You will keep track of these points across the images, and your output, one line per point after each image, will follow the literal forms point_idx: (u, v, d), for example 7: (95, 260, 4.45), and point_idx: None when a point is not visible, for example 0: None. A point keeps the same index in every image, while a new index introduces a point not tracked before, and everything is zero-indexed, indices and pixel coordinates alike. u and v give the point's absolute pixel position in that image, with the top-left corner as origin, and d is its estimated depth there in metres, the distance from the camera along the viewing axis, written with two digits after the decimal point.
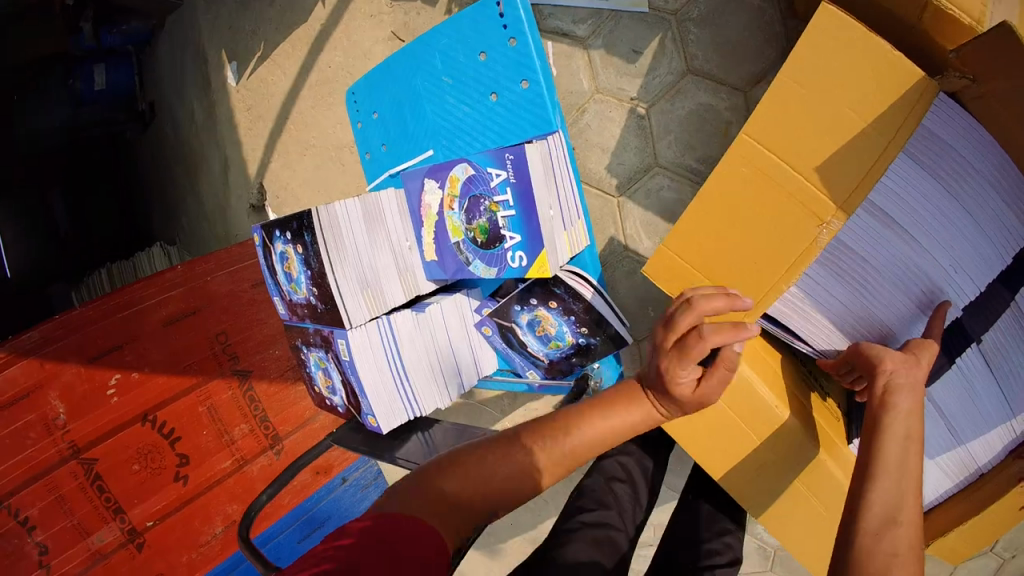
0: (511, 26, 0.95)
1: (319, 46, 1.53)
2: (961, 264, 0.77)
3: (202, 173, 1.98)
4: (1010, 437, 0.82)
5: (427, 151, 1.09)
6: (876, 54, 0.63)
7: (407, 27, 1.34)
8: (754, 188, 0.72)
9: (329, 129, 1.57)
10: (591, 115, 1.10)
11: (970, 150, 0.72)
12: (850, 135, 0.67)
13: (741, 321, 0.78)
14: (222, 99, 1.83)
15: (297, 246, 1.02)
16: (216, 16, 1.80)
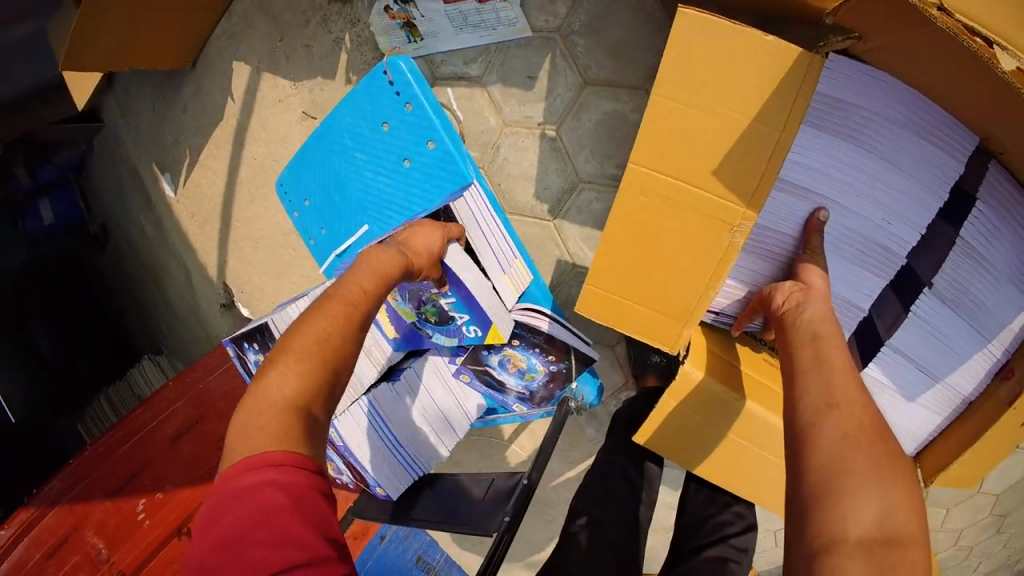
0: (403, 92, 1.01)
1: (240, 143, 1.64)
2: (900, 217, 0.78)
3: (168, 283, 2.03)
4: (989, 362, 0.82)
5: (362, 226, 1.12)
6: (744, 55, 0.69)
7: (315, 104, 1.44)
8: (656, 209, 0.80)
9: (271, 219, 1.67)
10: (505, 150, 1.14)
11: (877, 105, 0.74)
12: (735, 139, 0.73)
13: (680, 331, 0.86)
14: (166, 210, 1.88)
15: (267, 354, 1.05)
16: (137, 133, 1.84)
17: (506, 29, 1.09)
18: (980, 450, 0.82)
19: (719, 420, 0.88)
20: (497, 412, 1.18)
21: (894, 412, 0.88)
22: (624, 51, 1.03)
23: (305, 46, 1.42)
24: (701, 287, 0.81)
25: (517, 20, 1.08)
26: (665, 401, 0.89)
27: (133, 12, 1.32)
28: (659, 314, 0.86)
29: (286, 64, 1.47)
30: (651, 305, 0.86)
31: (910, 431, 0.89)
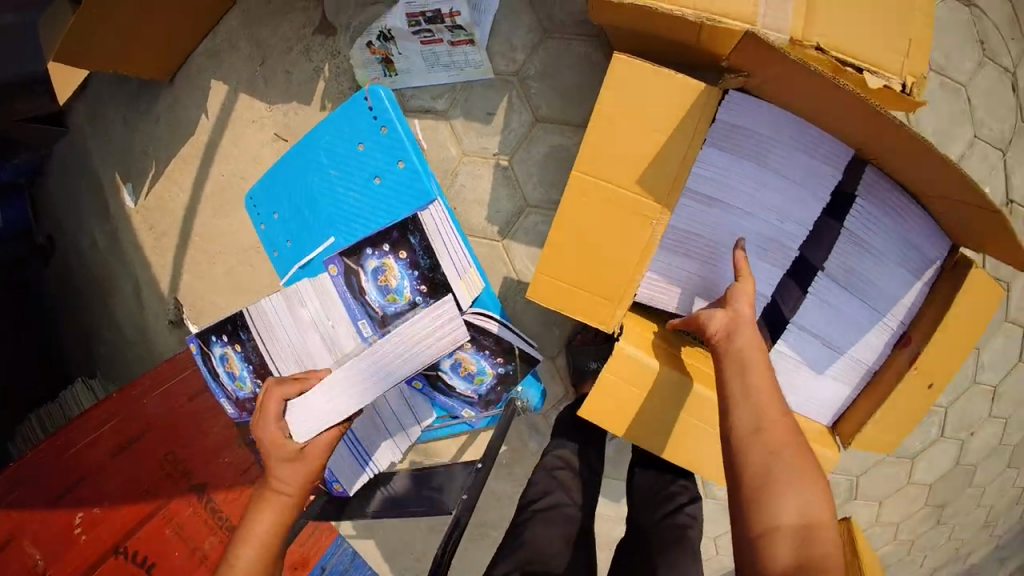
0: (380, 116, 1.11)
1: (209, 160, 1.69)
2: (789, 217, 1.00)
3: (114, 297, 1.98)
4: (879, 332, 1.04)
5: (329, 238, 1.19)
6: (663, 82, 0.88)
7: (288, 126, 1.53)
8: (595, 205, 0.95)
9: (233, 234, 1.71)
10: (463, 176, 1.25)
11: (765, 127, 0.97)
12: (656, 149, 0.91)
13: (614, 313, 0.99)
14: (123, 221, 1.88)
15: (232, 345, 1.13)
16: (104, 142, 1.87)
17: (472, 70, 1.21)
18: (886, 415, 1.03)
19: (665, 401, 1.01)
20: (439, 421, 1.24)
21: (815, 385, 1.07)
22: (582, 96, 1.17)
23: (286, 73, 1.52)
24: (631, 273, 0.97)
25: (482, 62, 1.20)
26: (611, 379, 1.01)
27: (137, 13, 1.42)
28: (597, 298, 1.00)
29: (265, 87, 1.55)
30: (590, 289, 0.99)
31: (829, 400, 1.09)
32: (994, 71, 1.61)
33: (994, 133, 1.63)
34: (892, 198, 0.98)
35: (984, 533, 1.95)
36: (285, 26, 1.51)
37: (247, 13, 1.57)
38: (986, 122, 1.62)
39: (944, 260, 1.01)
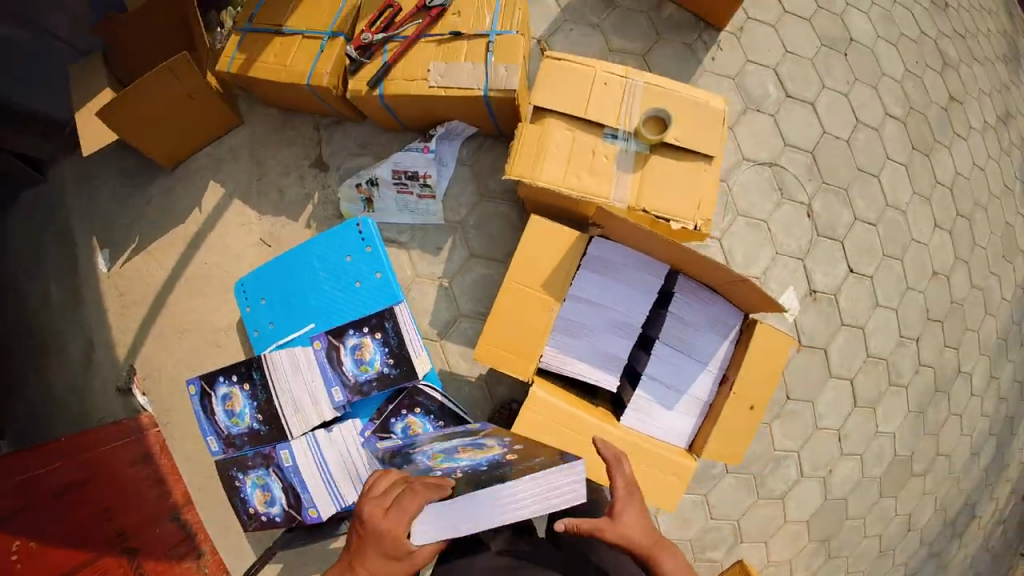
0: (367, 243, 1.77)
1: (195, 247, 2.32)
2: (633, 308, 1.72)
3: (62, 355, 2.56)
4: (703, 376, 1.76)
5: (320, 321, 1.80)
6: (553, 236, 1.66)
7: (275, 235, 1.95)
8: (517, 301, 1.68)
9: (209, 315, 2.34)
10: (416, 291, 1.84)
11: (617, 256, 1.71)
12: (548, 271, 1.67)
13: (528, 366, 1.70)
14: (93, 283, 2.50)
15: (240, 388, 1.78)
16: (89, 218, 2.52)
17: (430, 215, 1.87)
18: (721, 429, 1.72)
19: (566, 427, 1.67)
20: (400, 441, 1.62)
21: (673, 416, 1.76)
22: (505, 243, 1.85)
23: (280, 192, 1.96)
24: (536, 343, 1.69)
25: (436, 212, 1.84)
26: (529, 411, 1.65)
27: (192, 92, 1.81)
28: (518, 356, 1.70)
29: (258, 199, 1.97)
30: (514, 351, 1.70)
31: (684, 425, 1.78)
32: (791, 209, 2.36)
33: (792, 249, 2.36)
34: (697, 294, 1.73)
35: (864, 542, 2.63)
36: (285, 156, 1.97)
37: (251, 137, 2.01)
38: (785, 243, 2.35)
39: (739, 325, 1.75)
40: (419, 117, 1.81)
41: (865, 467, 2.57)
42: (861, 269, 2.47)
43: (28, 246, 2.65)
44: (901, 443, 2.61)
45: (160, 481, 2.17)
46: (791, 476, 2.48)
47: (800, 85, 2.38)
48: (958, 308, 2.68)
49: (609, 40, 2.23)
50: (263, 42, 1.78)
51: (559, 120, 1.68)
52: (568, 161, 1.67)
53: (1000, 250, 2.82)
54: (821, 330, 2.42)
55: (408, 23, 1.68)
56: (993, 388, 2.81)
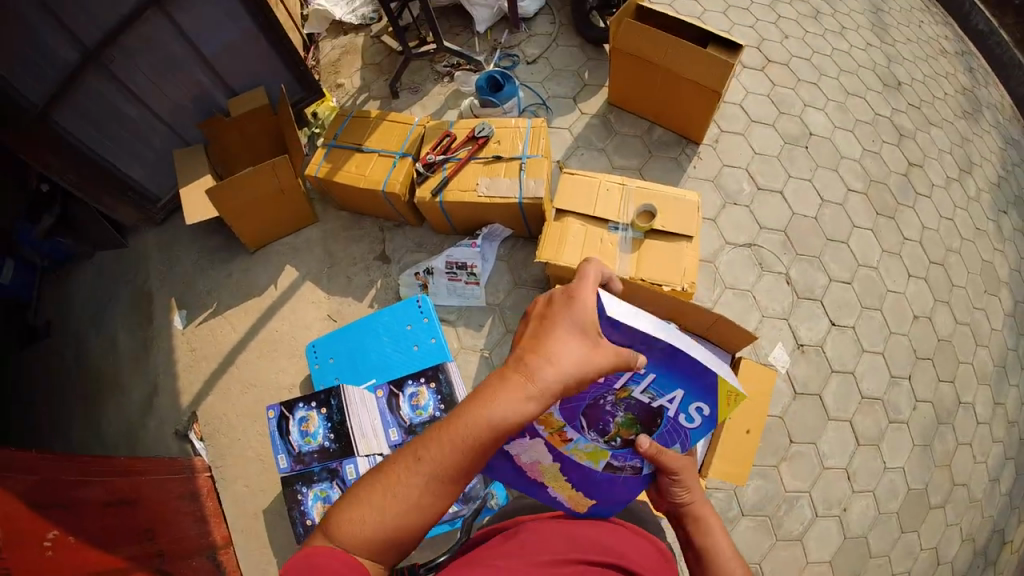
0: (425, 311, 2.28)
1: (268, 317, 2.83)
2: None
3: (124, 398, 2.89)
4: None
5: (377, 373, 2.24)
6: None
7: (340, 310, 2.71)
8: None
9: (272, 374, 2.75)
10: (461, 359, 2.32)
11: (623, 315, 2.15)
12: None
13: None
14: (168, 337, 2.93)
15: (318, 410, 2.14)
16: (171, 284, 3.04)
17: (473, 298, 2.40)
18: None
19: None
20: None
21: None
22: None
23: (349, 277, 2.75)
24: None
25: (479, 296, 2.38)
26: None
27: (286, 185, 2.66)
28: None
29: (328, 281, 2.77)
30: None
31: None
32: (772, 279, 2.79)
33: (775, 310, 2.77)
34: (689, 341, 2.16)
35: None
36: (354, 250, 2.80)
37: (325, 232, 2.89)
38: (769, 306, 2.77)
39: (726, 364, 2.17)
40: (468, 221, 2.37)
41: (880, 502, 2.68)
42: (842, 321, 2.83)
43: (103, 306, 3.08)
44: (912, 476, 2.74)
45: (201, 519, 2.40)
46: (806, 516, 2.62)
47: (770, 179, 2.93)
48: (947, 344, 2.95)
49: (613, 158, 2.85)
50: (347, 156, 2.49)
51: (575, 218, 2.11)
52: (582, 245, 2.07)
53: (982, 286, 3.13)
54: (812, 377, 2.75)
55: (460, 149, 2.23)
56: (999, 414, 2.95)
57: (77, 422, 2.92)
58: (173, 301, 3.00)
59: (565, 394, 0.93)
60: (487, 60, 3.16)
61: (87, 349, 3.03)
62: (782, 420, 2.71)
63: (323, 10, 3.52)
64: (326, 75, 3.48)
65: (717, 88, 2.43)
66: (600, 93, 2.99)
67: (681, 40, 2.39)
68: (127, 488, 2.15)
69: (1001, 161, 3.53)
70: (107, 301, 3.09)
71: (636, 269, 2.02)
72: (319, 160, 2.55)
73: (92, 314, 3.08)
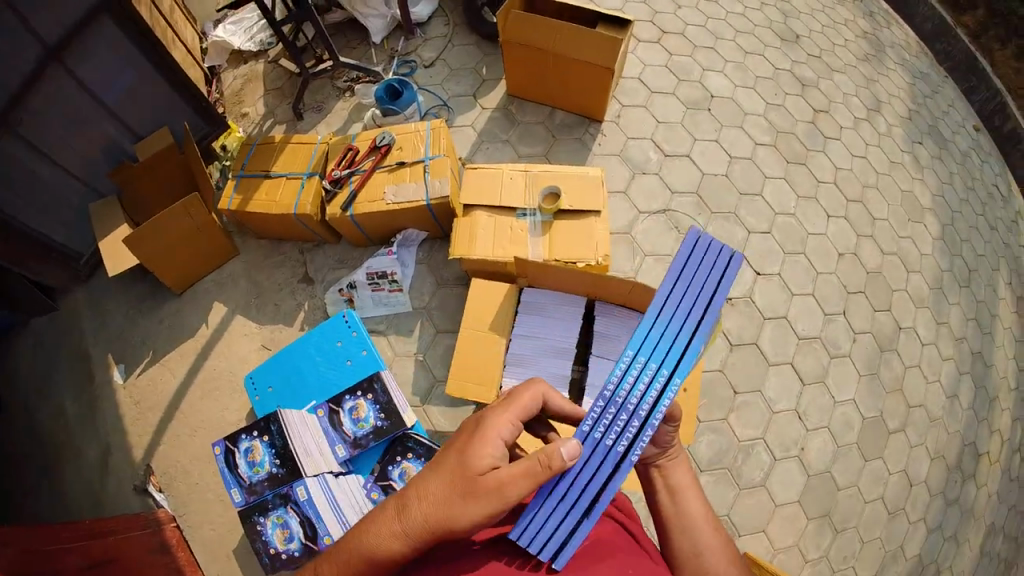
0: (353, 325, 2.29)
1: (204, 357, 2.76)
2: (563, 334, 2.24)
3: (73, 463, 2.77)
4: None
5: (317, 393, 2.27)
6: (490, 289, 2.26)
7: (273, 338, 2.67)
8: (472, 340, 2.22)
9: (218, 414, 2.69)
10: (399, 367, 2.37)
11: (541, 298, 2.28)
12: (494, 315, 2.23)
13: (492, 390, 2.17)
14: (107, 393, 2.83)
15: (260, 439, 2.13)
16: (102, 339, 2.93)
17: (400, 305, 2.45)
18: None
19: None
20: (635, 365, 1.26)
21: None
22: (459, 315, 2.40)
23: (276, 304, 2.71)
24: (494, 373, 2.19)
25: (405, 303, 2.44)
26: None
27: (201, 222, 2.60)
28: (484, 385, 2.18)
29: (257, 312, 2.73)
30: (481, 382, 2.17)
31: None
32: None
33: None
34: (613, 312, 2.23)
35: (869, 509, 2.80)
36: (276, 277, 2.76)
37: (247, 264, 2.83)
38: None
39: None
40: (382, 228, 2.42)
41: (837, 436, 2.86)
42: (767, 270, 2.98)
43: (38, 374, 2.94)
44: (864, 406, 2.93)
45: (177, 571, 2.25)
46: (766, 462, 2.76)
47: (676, 146, 3.04)
48: (877, 276, 3.15)
49: (517, 148, 2.92)
50: (255, 184, 2.46)
51: (483, 211, 2.19)
52: (493, 237, 2.17)
53: (904, 215, 3.34)
54: (746, 327, 2.90)
55: (365, 159, 2.35)
56: (944, 332, 3.18)
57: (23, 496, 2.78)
58: (110, 356, 2.89)
59: (438, 531, 0.98)
60: (386, 69, 3.17)
61: (23, 418, 2.89)
62: (722, 373, 2.84)
63: (220, 41, 3.42)
64: (230, 107, 3.38)
65: (609, 66, 2.50)
66: (498, 87, 3.05)
67: (566, 26, 2.45)
68: (98, 551, 2.10)
69: (910, 96, 3.76)
70: (36, 366, 2.95)
71: (547, 251, 2.14)
72: (229, 193, 2.51)
73: (25, 381, 2.93)
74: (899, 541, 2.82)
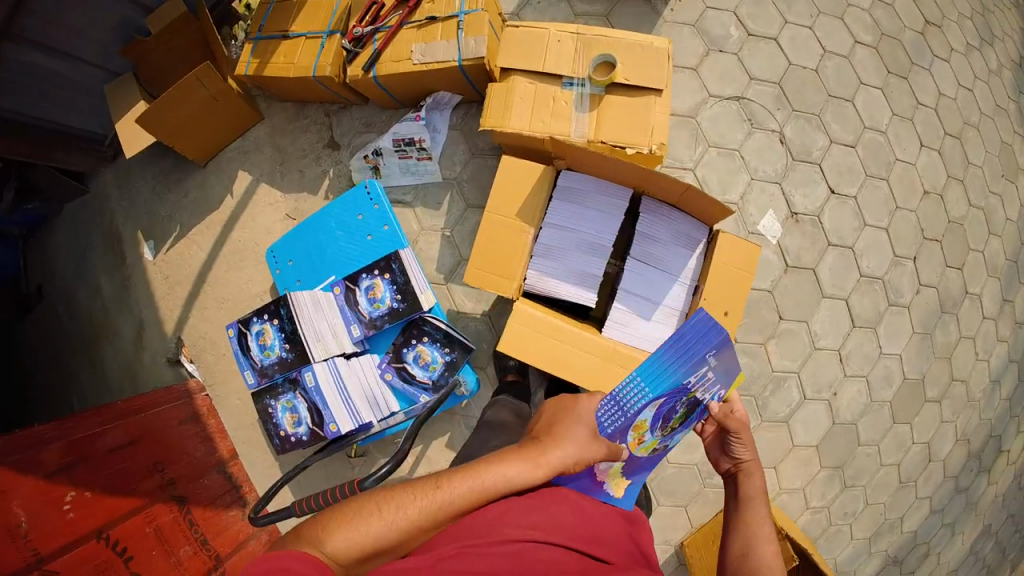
0: (375, 198, 2.14)
1: (229, 228, 2.70)
2: (602, 230, 2.02)
3: (119, 324, 2.93)
4: (678, 288, 2.04)
5: (335, 274, 2.18)
6: (523, 171, 2.04)
7: (297, 208, 2.59)
8: (494, 228, 2.05)
9: (242, 286, 2.67)
10: (422, 241, 2.31)
11: (580, 185, 2.04)
12: (523, 202, 2.04)
13: (513, 286, 2.04)
14: (139, 264, 2.87)
15: (271, 321, 2.08)
16: (132, 207, 2.92)
17: (428, 174, 2.32)
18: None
19: (553, 329, 1.97)
20: (633, 383, 1.40)
21: (648, 327, 2.04)
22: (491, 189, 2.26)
23: (301, 171, 2.59)
24: (517, 267, 2.03)
25: (435, 171, 2.30)
26: (510, 324, 1.98)
27: (223, 91, 2.40)
28: (504, 280, 2.04)
29: (282, 180, 2.62)
30: (499, 275, 2.04)
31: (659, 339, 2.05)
32: (764, 136, 2.56)
33: (766, 173, 2.56)
34: (659, 211, 2.02)
35: (882, 472, 2.71)
36: (302, 141, 2.61)
37: (271, 127, 2.67)
38: (759, 168, 2.56)
39: (705, 237, 2.05)
40: (409, 90, 2.22)
41: (873, 390, 2.66)
42: (842, 189, 2.63)
43: (87, 244, 3.04)
44: (909, 366, 2.71)
45: (207, 440, 2.53)
46: (794, 398, 2.60)
47: (762, 24, 2.62)
48: (958, 227, 2.79)
49: (573, 5, 2.59)
50: (275, 46, 2.27)
51: (523, 76, 1.95)
52: (531, 112, 1.94)
53: (998, 171, 2.91)
54: (806, 249, 2.59)
55: (391, 14, 2.09)
56: (1007, 311, 2.89)
57: (85, 358, 3.08)
58: (140, 232, 2.88)
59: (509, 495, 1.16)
60: None
61: (78, 282, 3.08)
62: (770, 294, 2.58)
63: None
64: None
65: None
66: None
67: None
68: (136, 428, 2.24)
69: None
70: (83, 239, 3.08)
71: (593, 132, 1.91)
72: (246, 58, 2.33)
73: (76, 258, 3.08)
74: (901, 512, 2.77)
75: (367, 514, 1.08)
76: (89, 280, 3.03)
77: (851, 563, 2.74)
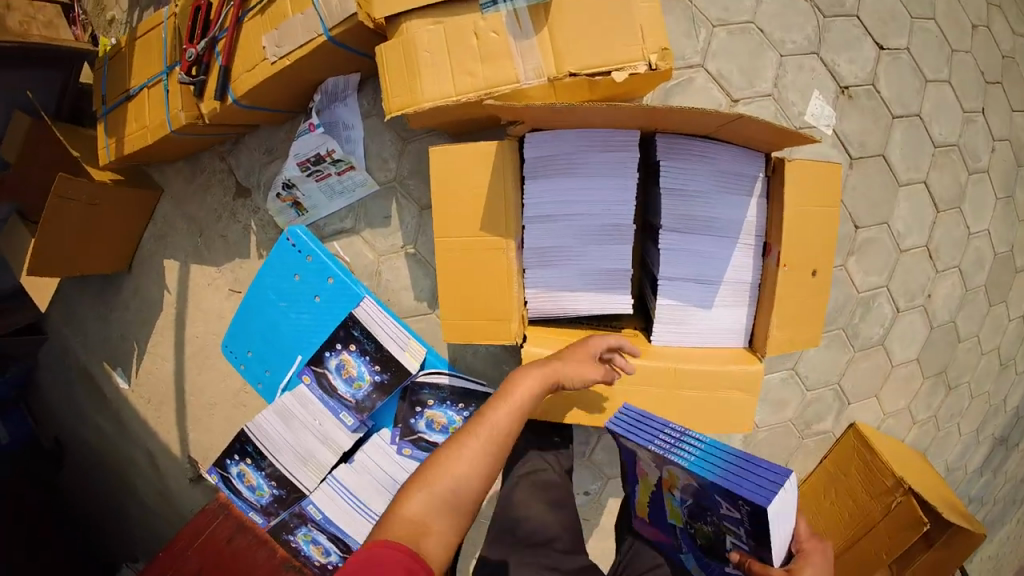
0: (305, 250, 1.68)
1: (181, 325, 2.31)
2: (617, 207, 1.51)
3: (128, 455, 2.67)
4: (743, 257, 1.56)
5: (298, 354, 1.74)
6: (479, 155, 1.50)
7: (237, 279, 2.17)
8: (460, 255, 1.56)
9: (222, 384, 2.26)
10: (386, 270, 1.93)
11: (560, 146, 1.48)
12: (488, 201, 1.52)
13: (510, 330, 1.57)
14: (118, 394, 2.53)
15: (246, 461, 1.79)
16: (87, 337, 2.57)
17: (360, 186, 1.89)
18: (780, 305, 1.51)
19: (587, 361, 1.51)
20: (687, 444, 1.21)
21: (715, 316, 1.59)
22: None
23: (222, 236, 2.17)
24: (507, 291, 1.55)
25: (366, 180, 1.87)
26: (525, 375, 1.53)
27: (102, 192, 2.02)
28: (494, 320, 1.57)
29: (208, 253, 2.21)
30: (486, 316, 1.58)
31: (733, 327, 1.60)
32: None
33: (797, 45, 1.95)
34: (683, 155, 1.48)
35: (984, 361, 2.29)
36: (209, 201, 2.19)
37: (172, 198, 2.26)
38: (786, 40, 1.94)
39: (762, 170, 1.51)
40: (285, 97, 1.80)
41: (968, 279, 2.17)
42: (892, 42, 2.03)
43: (68, 384, 2.75)
44: (997, 237, 2.21)
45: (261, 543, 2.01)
46: (887, 315, 2.08)
47: None
48: (1012, 62, 2.23)
49: None
50: (123, 114, 1.99)
51: (420, 20, 1.44)
52: (449, 62, 1.44)
53: None
54: (869, 131, 2.01)
55: (223, 14, 1.69)
56: None
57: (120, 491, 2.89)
58: (105, 362, 2.53)
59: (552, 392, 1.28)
60: None
61: (82, 424, 2.87)
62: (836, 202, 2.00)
63: None
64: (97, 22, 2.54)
65: None
66: None
67: None
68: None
69: None
70: (62, 379, 2.80)
71: (554, 67, 1.40)
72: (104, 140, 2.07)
73: (68, 402, 2.83)
74: (1005, 392, 2.40)
75: (439, 466, 1.07)
76: (86, 418, 2.79)
77: (963, 459, 2.39)
